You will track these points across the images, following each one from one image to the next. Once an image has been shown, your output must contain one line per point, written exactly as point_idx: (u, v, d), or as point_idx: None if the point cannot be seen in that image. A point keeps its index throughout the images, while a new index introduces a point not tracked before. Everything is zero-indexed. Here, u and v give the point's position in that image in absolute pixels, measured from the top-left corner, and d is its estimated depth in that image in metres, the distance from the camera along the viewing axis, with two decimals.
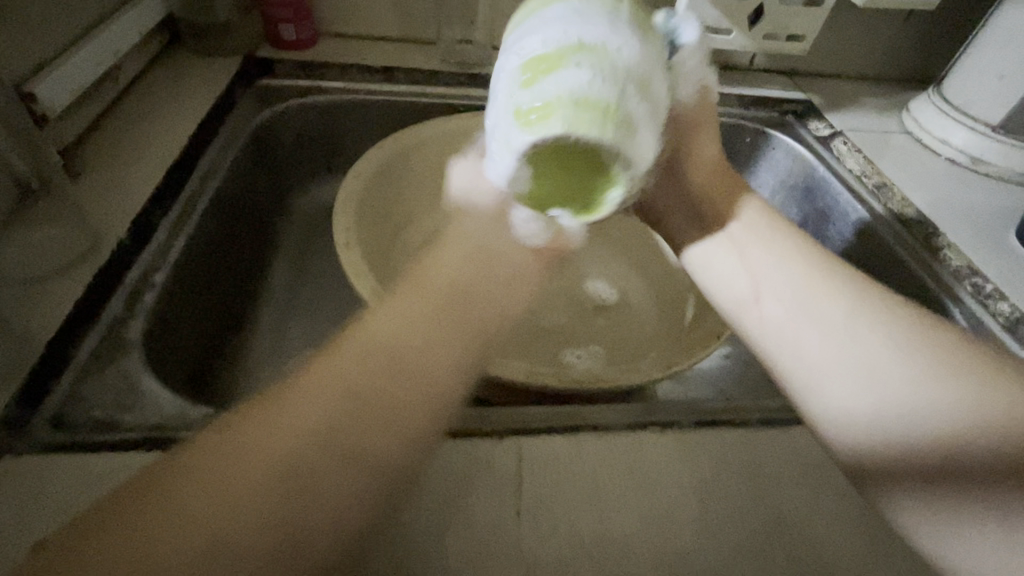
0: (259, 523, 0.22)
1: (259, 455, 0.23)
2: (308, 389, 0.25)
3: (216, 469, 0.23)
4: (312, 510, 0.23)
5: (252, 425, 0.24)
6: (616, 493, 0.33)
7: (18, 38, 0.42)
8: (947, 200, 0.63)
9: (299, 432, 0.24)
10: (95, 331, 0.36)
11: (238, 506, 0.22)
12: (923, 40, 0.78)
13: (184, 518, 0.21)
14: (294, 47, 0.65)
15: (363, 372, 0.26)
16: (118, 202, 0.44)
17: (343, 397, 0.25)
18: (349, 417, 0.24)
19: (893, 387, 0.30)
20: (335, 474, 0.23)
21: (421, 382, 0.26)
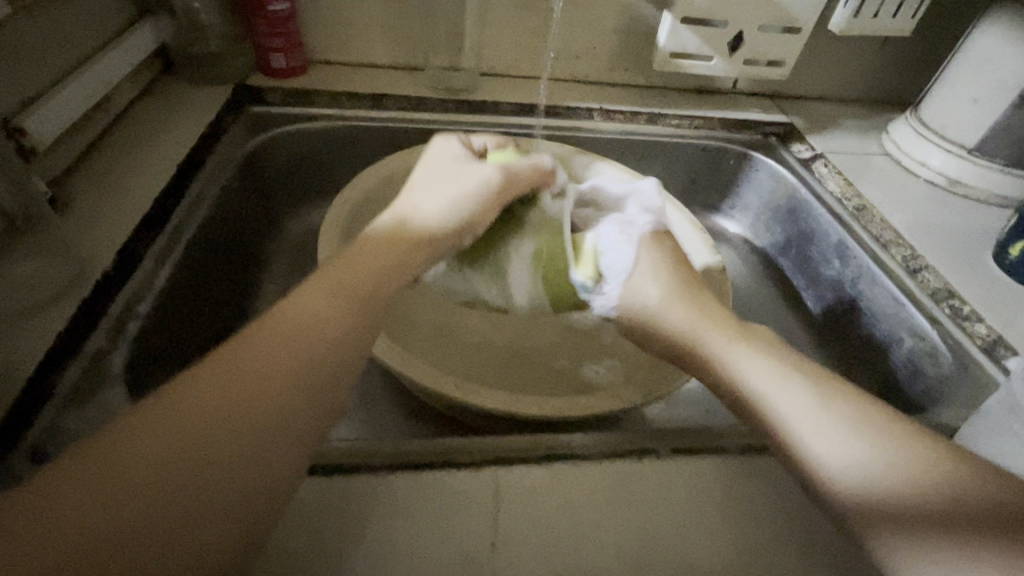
0: (174, 496, 0.24)
1: (170, 429, 0.25)
2: (211, 374, 0.28)
3: (118, 451, 0.24)
4: (220, 477, 0.25)
5: (160, 409, 0.26)
6: (594, 521, 0.34)
7: (10, 72, 0.43)
8: (927, 222, 0.64)
9: (209, 410, 0.26)
10: (76, 365, 0.36)
11: (151, 484, 0.23)
12: (901, 65, 0.80)
13: (98, 504, 0.22)
14: (285, 75, 0.67)
15: (273, 353, 0.29)
16: (106, 232, 0.45)
17: (250, 378, 0.28)
18: (258, 392, 0.28)
19: (843, 436, 0.30)
20: (242, 441, 0.26)
21: (326, 355, 0.30)
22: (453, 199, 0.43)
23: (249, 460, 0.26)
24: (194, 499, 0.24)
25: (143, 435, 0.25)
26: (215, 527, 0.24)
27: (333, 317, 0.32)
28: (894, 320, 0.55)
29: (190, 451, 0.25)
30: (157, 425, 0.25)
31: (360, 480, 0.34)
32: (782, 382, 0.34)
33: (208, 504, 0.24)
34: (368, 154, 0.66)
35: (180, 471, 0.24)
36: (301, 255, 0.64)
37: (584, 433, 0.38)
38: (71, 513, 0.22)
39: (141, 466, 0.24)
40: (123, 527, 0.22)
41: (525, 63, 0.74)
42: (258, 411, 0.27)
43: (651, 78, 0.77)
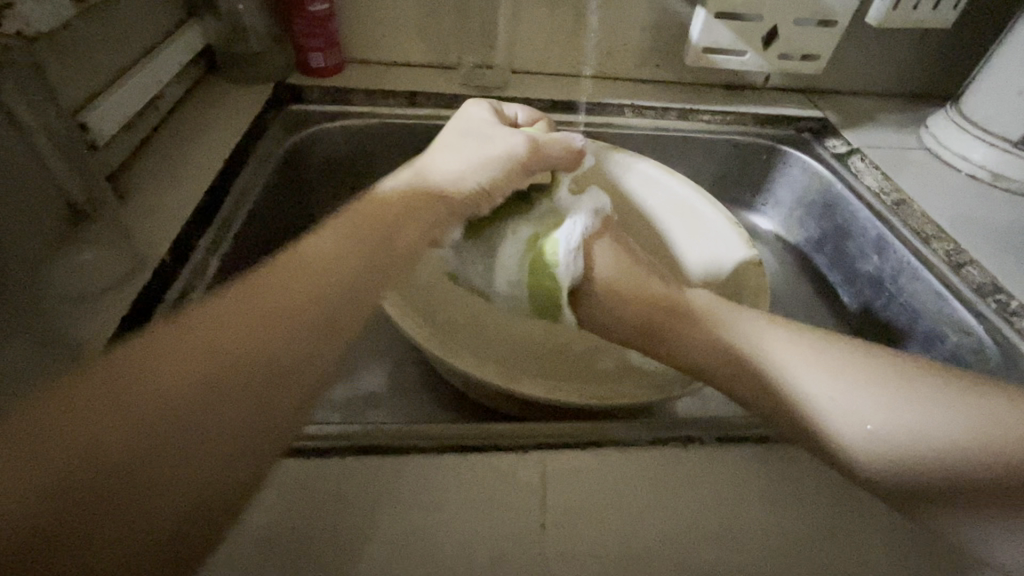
0: (185, 415, 0.25)
1: (177, 360, 0.26)
2: (226, 310, 0.29)
3: (125, 378, 0.25)
4: (227, 412, 0.26)
5: (169, 338, 0.27)
6: (638, 507, 0.34)
7: (73, 71, 0.45)
8: (969, 217, 0.63)
9: (220, 340, 0.28)
10: (137, 348, 0.38)
11: (163, 402, 0.25)
12: (940, 58, 0.78)
13: (95, 432, 0.23)
14: (322, 74, 0.68)
15: (284, 291, 0.31)
16: (160, 224, 0.47)
17: (260, 314, 0.29)
18: (273, 326, 0.29)
19: (867, 410, 0.35)
20: (256, 367, 0.28)
21: (335, 295, 0.32)
22: (476, 160, 0.46)
23: (258, 388, 0.27)
24: (206, 418, 0.25)
25: (157, 360, 0.26)
26: (223, 444, 0.25)
27: (342, 261, 0.34)
28: (936, 316, 0.54)
29: (204, 376, 0.26)
30: (166, 353, 0.27)
31: (407, 464, 0.35)
32: (809, 364, 0.38)
33: (215, 424, 0.26)
34: (403, 150, 0.67)
35: (190, 393, 0.26)
36: None
37: (625, 422, 0.38)
38: (83, 425, 0.23)
39: (154, 388, 0.25)
40: (134, 439, 0.24)
41: (556, 60, 0.74)
42: (268, 344, 0.29)
43: (682, 74, 0.77)
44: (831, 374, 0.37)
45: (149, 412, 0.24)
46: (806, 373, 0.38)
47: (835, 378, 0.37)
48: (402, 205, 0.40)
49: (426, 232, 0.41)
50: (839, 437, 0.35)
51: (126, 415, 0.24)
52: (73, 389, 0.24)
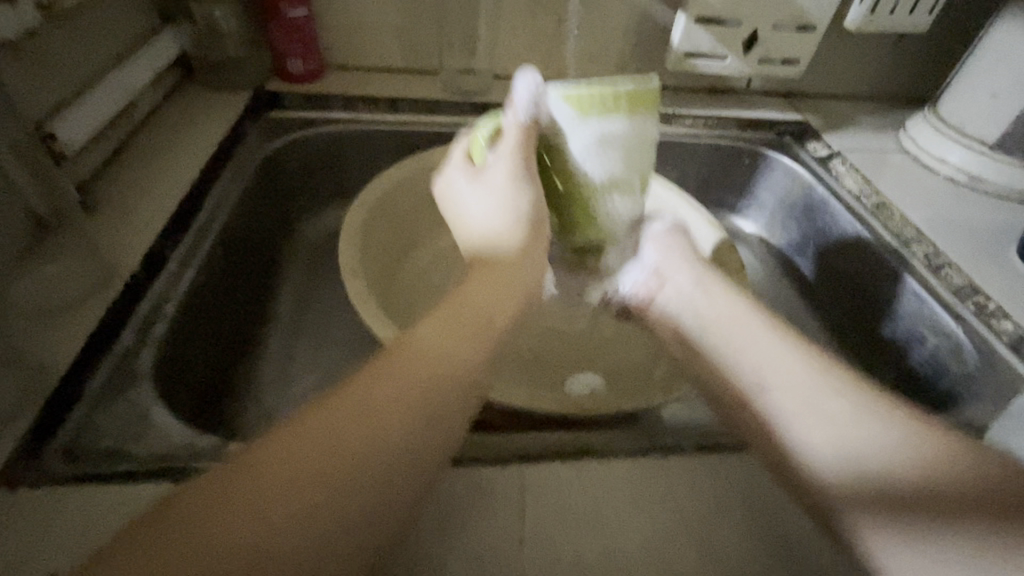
0: (308, 508, 0.26)
1: (326, 437, 0.28)
2: (346, 401, 0.29)
3: (282, 452, 0.27)
4: (347, 505, 0.26)
5: (317, 414, 0.28)
6: (619, 519, 0.34)
7: (39, 79, 0.44)
8: (946, 218, 0.63)
9: (343, 436, 0.28)
10: (108, 362, 0.37)
11: (302, 485, 0.26)
12: (917, 61, 0.79)
13: (259, 510, 0.25)
14: (301, 80, 0.67)
15: (394, 384, 0.30)
16: (131, 235, 0.46)
17: (374, 406, 0.29)
18: (386, 427, 0.29)
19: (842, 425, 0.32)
20: (372, 469, 0.28)
21: (444, 385, 0.32)
22: (506, 215, 0.41)
23: (354, 480, 0.27)
24: (331, 513, 0.26)
25: (294, 454, 0.27)
26: (342, 539, 0.26)
27: (451, 347, 0.34)
28: (916, 318, 0.54)
29: (331, 471, 0.27)
30: (314, 427, 0.28)
31: None
32: (777, 361, 0.36)
33: (341, 519, 0.26)
34: (384, 156, 0.66)
35: (321, 487, 0.26)
36: (318, 257, 0.65)
37: (607, 431, 0.38)
38: (226, 525, 0.24)
39: (290, 484, 0.26)
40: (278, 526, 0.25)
41: (537, 65, 0.74)
42: (379, 439, 0.28)
43: (664, 78, 0.77)
44: (786, 373, 0.35)
45: (287, 507, 0.25)
46: (768, 366, 0.36)
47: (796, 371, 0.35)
48: (495, 274, 0.39)
49: (510, 279, 0.40)
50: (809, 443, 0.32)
51: (272, 506, 0.25)
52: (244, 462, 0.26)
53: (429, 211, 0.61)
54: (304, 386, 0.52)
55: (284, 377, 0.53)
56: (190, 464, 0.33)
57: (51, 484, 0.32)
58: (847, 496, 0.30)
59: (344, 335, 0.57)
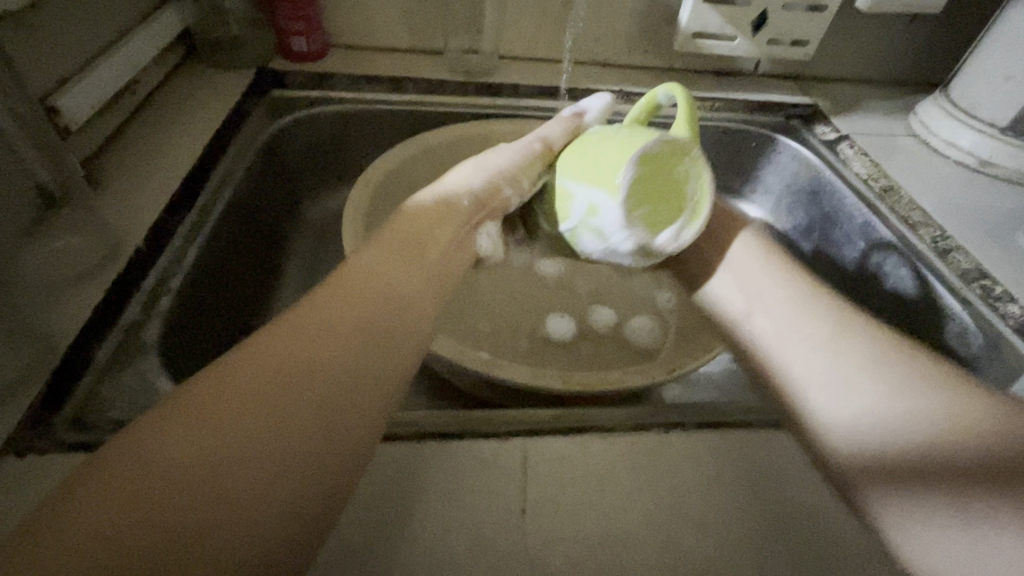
0: (255, 457, 0.23)
1: (284, 361, 0.26)
2: (292, 332, 0.27)
3: (225, 396, 0.24)
4: (291, 445, 0.24)
5: (270, 341, 0.26)
6: (619, 493, 0.34)
7: (41, 53, 0.44)
8: (954, 202, 0.63)
9: (290, 363, 0.26)
10: (113, 335, 0.38)
11: (242, 430, 0.23)
12: (928, 43, 0.78)
13: (186, 466, 0.22)
14: (305, 59, 0.67)
15: (317, 331, 0.27)
16: (137, 211, 0.46)
17: (299, 357, 0.26)
18: (315, 368, 0.26)
19: (860, 399, 0.32)
20: (300, 407, 0.25)
21: (380, 340, 0.29)
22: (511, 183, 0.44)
23: (307, 413, 0.25)
24: (269, 447, 0.23)
25: (201, 412, 0.23)
26: (270, 490, 0.22)
27: (393, 309, 0.30)
28: (920, 301, 0.54)
29: (249, 419, 0.24)
30: (273, 356, 0.26)
31: (388, 453, 0.34)
32: (797, 343, 0.36)
33: (273, 468, 0.23)
34: (387, 137, 0.66)
35: (243, 439, 0.23)
36: (322, 238, 0.65)
37: (609, 407, 0.38)
38: (136, 490, 0.21)
39: (200, 442, 0.22)
40: (214, 480, 0.22)
41: (543, 45, 0.73)
42: (308, 383, 0.25)
43: (672, 59, 0.76)
44: (791, 345, 0.37)
45: (189, 466, 0.22)
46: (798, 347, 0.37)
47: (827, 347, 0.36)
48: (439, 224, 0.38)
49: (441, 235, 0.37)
50: (831, 418, 0.33)
51: (177, 465, 0.22)
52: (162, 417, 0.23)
53: (432, 193, 0.61)
54: None
55: None
56: None
57: (59, 452, 0.32)
58: (862, 473, 0.30)
59: None
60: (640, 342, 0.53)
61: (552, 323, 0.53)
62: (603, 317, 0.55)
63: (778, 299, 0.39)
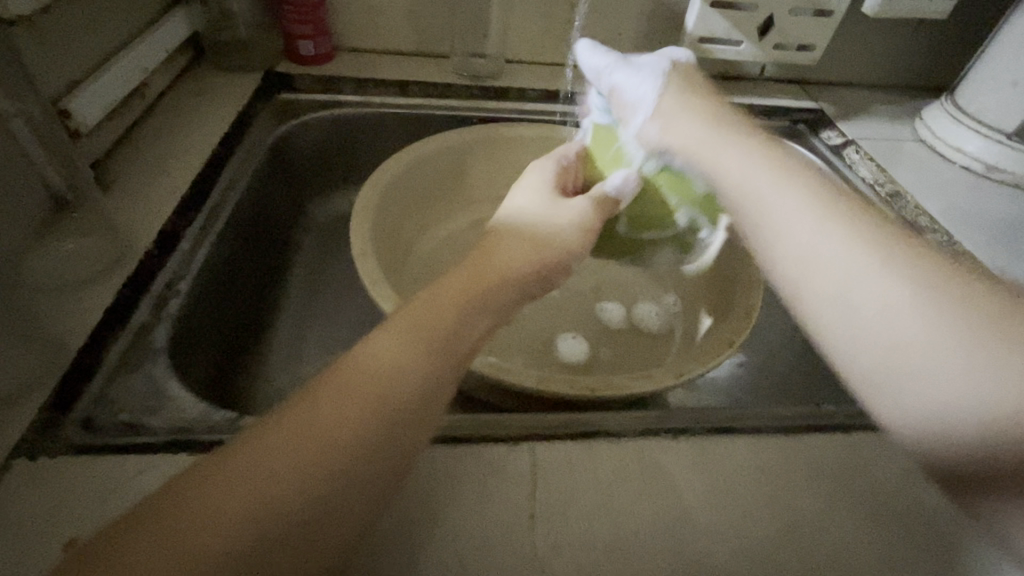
0: (304, 511, 0.23)
1: (335, 412, 0.25)
2: (346, 380, 0.26)
3: (279, 445, 0.24)
4: (335, 498, 0.24)
5: (329, 389, 0.26)
6: (628, 498, 0.34)
7: (53, 57, 0.44)
8: (961, 208, 0.62)
9: (342, 414, 0.25)
10: (123, 337, 0.38)
11: (294, 485, 0.23)
12: (934, 48, 0.78)
13: (239, 521, 0.22)
14: (312, 62, 0.67)
15: (375, 386, 0.26)
16: (146, 213, 0.46)
17: (352, 410, 0.25)
18: (363, 421, 0.25)
19: (938, 393, 0.26)
20: (342, 460, 0.24)
21: (418, 391, 0.27)
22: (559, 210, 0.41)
23: (354, 469, 0.24)
24: (318, 502, 0.23)
25: (261, 450, 0.23)
26: (298, 540, 0.23)
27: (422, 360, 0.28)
28: None
29: (299, 467, 0.23)
30: (326, 406, 0.25)
31: None
32: (871, 289, 0.28)
33: (317, 522, 0.23)
34: (394, 140, 0.66)
35: (286, 483, 0.23)
36: (329, 240, 0.65)
37: (616, 412, 0.38)
38: (194, 541, 0.21)
39: (249, 485, 0.22)
40: (268, 536, 0.22)
41: (549, 48, 0.73)
42: (355, 439, 0.25)
43: None
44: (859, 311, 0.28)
45: (244, 525, 0.22)
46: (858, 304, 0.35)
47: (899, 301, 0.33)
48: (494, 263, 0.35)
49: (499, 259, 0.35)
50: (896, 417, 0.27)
51: (233, 519, 0.22)
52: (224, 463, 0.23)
53: (439, 196, 0.61)
54: (315, 366, 0.52)
55: (294, 357, 0.53)
56: (206, 437, 0.33)
57: (69, 454, 0.32)
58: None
59: (355, 318, 0.57)
60: (651, 323, 0.55)
61: (562, 345, 0.52)
62: (612, 310, 0.55)
63: (834, 234, 0.30)
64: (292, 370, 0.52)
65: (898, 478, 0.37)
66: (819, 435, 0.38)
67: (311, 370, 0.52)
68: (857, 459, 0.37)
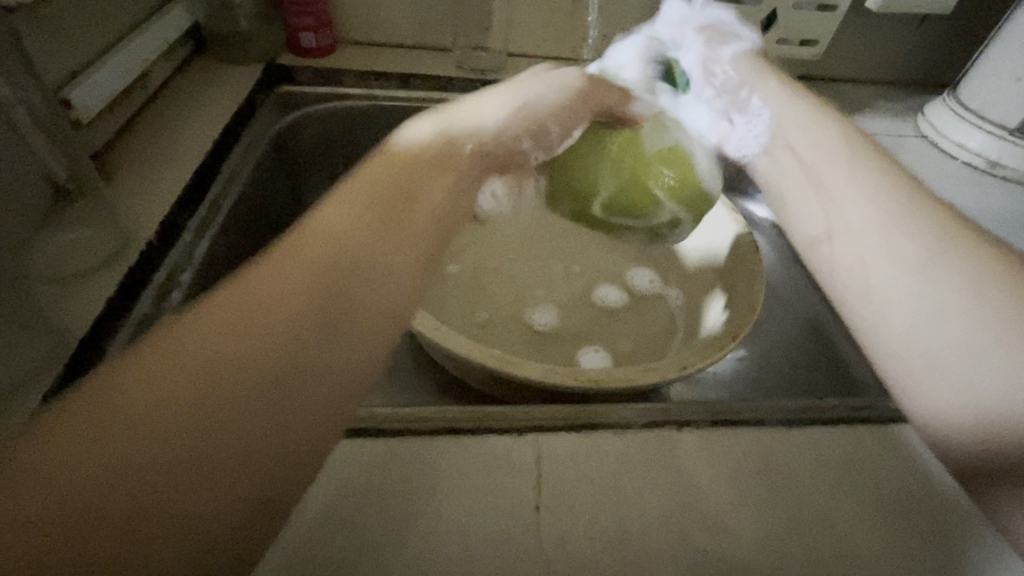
0: (217, 444, 0.21)
1: (232, 335, 0.22)
2: (239, 296, 0.23)
3: (162, 372, 0.21)
4: (256, 427, 0.22)
5: (224, 306, 0.23)
6: (633, 491, 0.34)
7: (53, 46, 0.44)
8: (964, 204, 0.62)
9: (236, 336, 0.22)
10: (126, 329, 0.38)
11: (191, 416, 0.21)
12: (936, 44, 0.78)
13: (125, 461, 0.19)
14: (313, 55, 0.67)
15: (275, 302, 0.23)
16: (147, 205, 0.46)
17: (248, 327, 0.23)
18: (274, 338, 0.23)
19: (961, 377, 0.31)
20: (248, 409, 0.21)
21: (337, 288, 0.25)
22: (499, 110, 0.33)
23: (267, 392, 0.22)
24: (229, 432, 0.21)
25: (150, 391, 0.21)
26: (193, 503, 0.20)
27: (338, 261, 0.25)
28: None
29: (190, 420, 0.21)
30: (219, 333, 0.22)
31: (402, 452, 0.34)
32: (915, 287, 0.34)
33: (236, 450, 0.21)
34: (395, 134, 0.66)
35: (173, 441, 0.20)
36: None
37: (620, 405, 0.38)
38: (69, 487, 0.19)
39: (129, 443, 0.20)
40: (166, 473, 0.20)
41: (552, 43, 0.73)
42: (263, 360, 0.22)
43: None
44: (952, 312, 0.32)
45: (126, 469, 0.19)
46: (886, 308, 0.35)
47: (921, 287, 0.34)
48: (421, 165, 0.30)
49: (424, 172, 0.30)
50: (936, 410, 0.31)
51: (113, 462, 0.19)
52: (99, 393, 0.21)
53: None
54: None
55: None
56: None
57: None
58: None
59: None
60: (645, 289, 0.58)
61: (583, 360, 0.52)
62: (610, 294, 0.57)
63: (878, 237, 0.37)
64: None
65: (900, 470, 0.37)
66: (822, 428, 0.39)
67: None
68: (859, 452, 0.38)
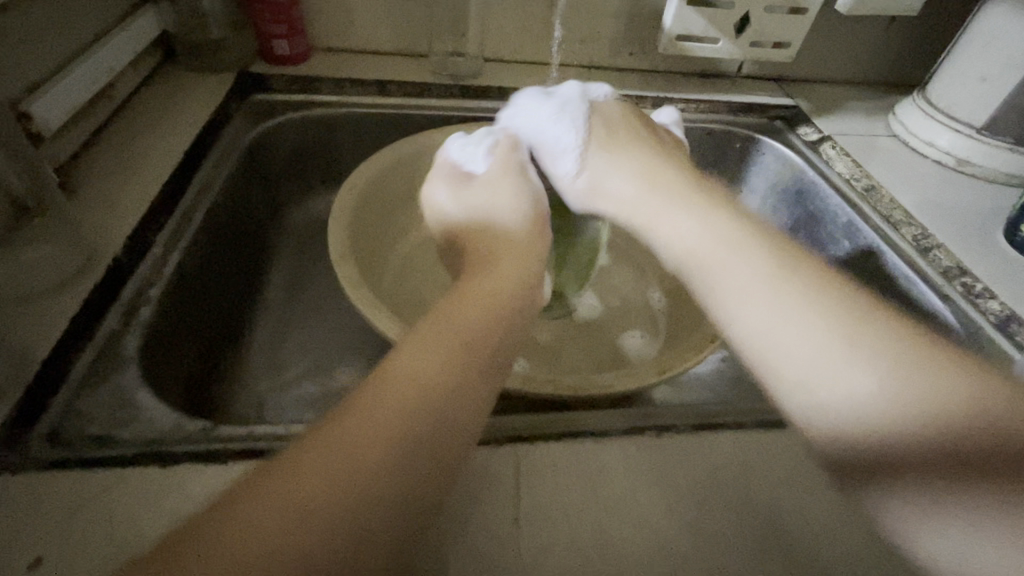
0: (367, 503, 0.23)
1: (388, 407, 0.26)
2: (398, 368, 0.28)
3: (330, 446, 0.24)
4: (400, 495, 0.24)
5: (375, 386, 0.27)
6: (612, 498, 0.34)
7: (11, 58, 0.43)
8: (934, 201, 0.64)
9: (392, 402, 0.26)
10: (91, 348, 0.36)
11: (354, 473, 0.24)
12: (905, 44, 0.79)
13: (294, 527, 0.22)
14: (288, 63, 0.66)
15: (427, 374, 0.28)
16: (113, 218, 0.45)
17: (402, 407, 0.26)
18: (431, 408, 0.27)
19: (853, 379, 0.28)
20: (412, 464, 0.25)
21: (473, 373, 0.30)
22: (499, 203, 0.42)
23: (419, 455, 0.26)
24: (378, 491, 0.24)
25: (319, 458, 0.24)
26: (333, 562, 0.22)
27: (467, 349, 0.30)
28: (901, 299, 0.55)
29: (349, 480, 0.23)
30: (376, 404, 0.26)
31: None
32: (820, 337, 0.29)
33: (383, 504, 0.24)
34: (373, 142, 0.65)
35: (332, 495, 0.23)
36: (307, 243, 0.64)
37: (601, 411, 0.38)
38: (245, 542, 0.21)
39: (309, 489, 0.23)
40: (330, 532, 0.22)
41: (530, 47, 0.73)
42: (422, 423, 0.26)
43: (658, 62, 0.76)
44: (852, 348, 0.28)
45: (298, 528, 0.22)
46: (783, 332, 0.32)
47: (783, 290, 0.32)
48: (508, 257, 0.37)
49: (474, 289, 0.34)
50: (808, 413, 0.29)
51: (293, 521, 0.22)
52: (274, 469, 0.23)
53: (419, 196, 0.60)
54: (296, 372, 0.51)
55: (272, 365, 0.52)
56: (180, 448, 0.33)
57: (34, 471, 0.31)
58: None
59: (335, 323, 0.56)
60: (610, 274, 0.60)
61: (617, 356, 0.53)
62: (587, 301, 0.57)
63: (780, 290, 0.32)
64: (272, 377, 0.51)
65: None
66: (802, 429, 0.39)
67: (291, 376, 0.51)
68: None
